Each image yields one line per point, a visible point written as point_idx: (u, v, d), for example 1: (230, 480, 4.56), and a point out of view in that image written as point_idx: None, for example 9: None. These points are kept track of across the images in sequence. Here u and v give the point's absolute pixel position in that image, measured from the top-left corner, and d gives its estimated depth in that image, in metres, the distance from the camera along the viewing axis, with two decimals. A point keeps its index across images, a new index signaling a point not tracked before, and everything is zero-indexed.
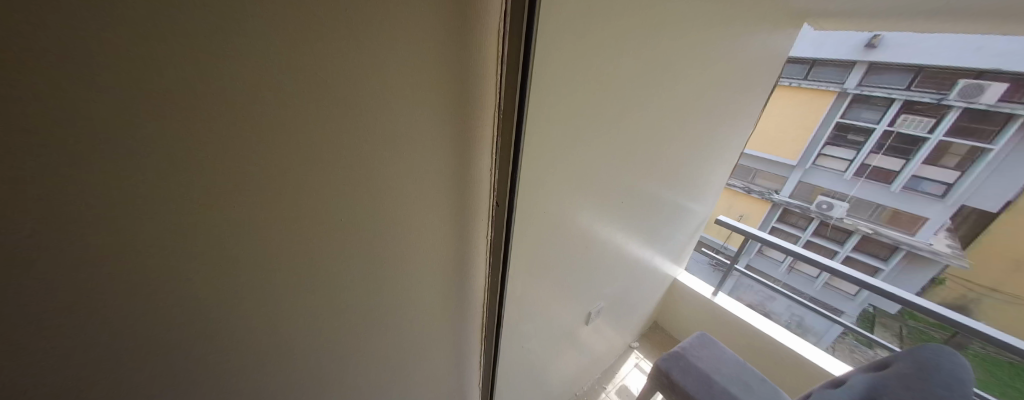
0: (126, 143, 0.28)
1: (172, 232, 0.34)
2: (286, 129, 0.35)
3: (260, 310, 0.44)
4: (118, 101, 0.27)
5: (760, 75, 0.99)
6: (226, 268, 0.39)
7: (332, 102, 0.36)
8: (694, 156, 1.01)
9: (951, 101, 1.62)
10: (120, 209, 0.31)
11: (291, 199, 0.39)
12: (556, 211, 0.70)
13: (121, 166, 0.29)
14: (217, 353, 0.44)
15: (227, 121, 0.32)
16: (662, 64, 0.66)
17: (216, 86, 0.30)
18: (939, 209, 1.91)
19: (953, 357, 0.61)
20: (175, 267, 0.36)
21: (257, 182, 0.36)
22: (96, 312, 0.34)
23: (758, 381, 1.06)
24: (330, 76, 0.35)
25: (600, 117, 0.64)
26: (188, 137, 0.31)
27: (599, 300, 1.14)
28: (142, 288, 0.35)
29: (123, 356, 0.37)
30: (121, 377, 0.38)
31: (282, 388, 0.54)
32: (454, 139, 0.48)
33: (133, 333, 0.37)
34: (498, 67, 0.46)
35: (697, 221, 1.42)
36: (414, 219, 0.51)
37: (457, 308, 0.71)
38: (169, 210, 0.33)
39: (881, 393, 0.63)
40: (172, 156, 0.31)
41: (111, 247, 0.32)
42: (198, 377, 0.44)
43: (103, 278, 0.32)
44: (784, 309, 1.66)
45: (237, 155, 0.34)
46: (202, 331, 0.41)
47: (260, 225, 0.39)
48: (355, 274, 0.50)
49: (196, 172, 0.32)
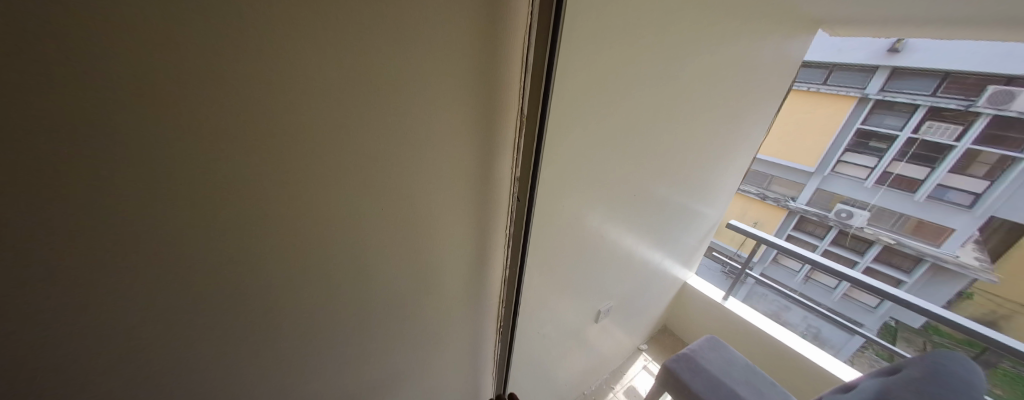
0: (198, 132, 0.34)
1: (221, 209, 0.38)
2: (323, 125, 0.39)
3: (289, 290, 0.48)
4: (191, 90, 0.32)
5: (775, 79, 0.99)
6: (262, 248, 0.43)
7: (372, 102, 0.41)
8: (708, 157, 1.02)
9: (979, 108, 1.57)
10: (188, 183, 0.35)
11: (328, 191, 0.44)
12: (572, 210, 0.73)
13: (185, 147, 0.34)
14: (245, 326, 0.48)
15: (273, 112, 0.36)
16: (671, 68, 0.68)
17: (265, 83, 0.34)
18: (966, 220, 1.80)
19: (969, 367, 0.61)
20: (222, 244, 0.40)
21: (295, 173, 0.40)
22: (153, 275, 0.38)
23: (767, 384, 1.06)
24: (367, 78, 0.39)
25: (613, 121, 0.66)
26: (244, 129, 0.35)
27: (609, 299, 1.15)
28: (192, 259, 0.40)
29: (168, 322, 0.42)
30: (166, 341, 0.43)
31: (303, 368, 0.57)
32: (479, 138, 0.51)
33: (178, 301, 0.41)
34: (522, 72, 0.49)
35: (709, 225, 1.42)
36: (441, 212, 0.55)
37: (474, 298, 0.74)
38: (221, 187, 0.37)
39: (889, 391, 0.64)
40: (230, 142, 0.35)
41: (172, 219, 0.36)
42: (230, 349, 0.48)
43: (161, 246, 0.37)
44: (800, 320, 1.61)
45: (276, 145, 0.38)
46: (235, 304, 0.45)
47: (295, 212, 0.43)
48: (384, 261, 0.55)
49: (246, 154, 0.37)
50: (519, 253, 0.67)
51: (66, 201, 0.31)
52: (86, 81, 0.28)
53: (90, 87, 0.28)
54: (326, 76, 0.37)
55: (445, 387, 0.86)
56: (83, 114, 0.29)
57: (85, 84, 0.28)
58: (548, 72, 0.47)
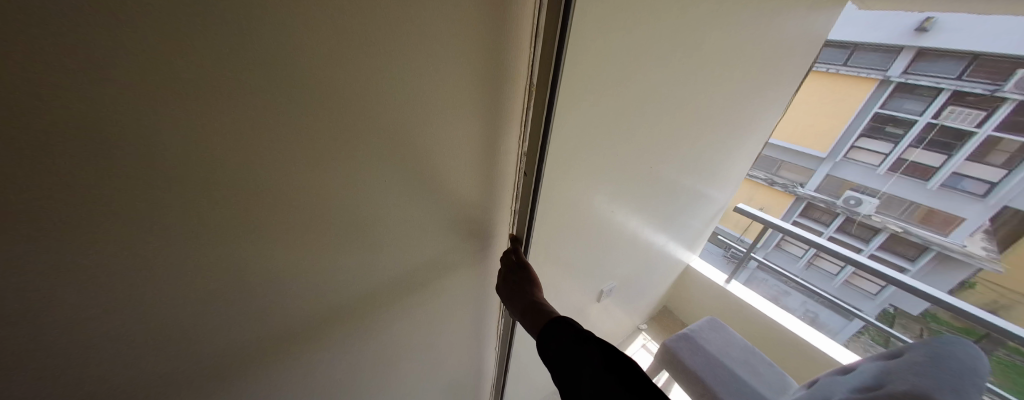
0: (191, 100, 0.32)
1: (216, 183, 0.38)
2: (318, 94, 0.38)
3: (286, 268, 0.48)
4: (182, 57, 0.30)
5: (797, 56, 0.94)
6: (259, 223, 0.43)
7: (369, 70, 0.39)
8: (720, 138, 1.00)
9: (1006, 93, 1.45)
10: (185, 154, 0.35)
11: (326, 163, 0.43)
12: (577, 188, 0.72)
13: (179, 105, 0.32)
14: (241, 304, 0.47)
15: (269, 76, 0.34)
16: (688, 41, 0.64)
17: (254, 49, 0.33)
18: (978, 209, 1.67)
19: (971, 351, 0.61)
20: (217, 218, 0.40)
21: (288, 146, 0.39)
22: (154, 249, 0.38)
23: (765, 365, 1.08)
24: (365, 45, 0.37)
25: (621, 97, 0.63)
26: (236, 99, 0.34)
27: (612, 280, 1.16)
28: (188, 228, 0.39)
29: (169, 297, 0.42)
30: (163, 317, 0.43)
31: (303, 346, 0.57)
32: (487, 109, 0.50)
33: (176, 272, 0.41)
34: (532, 37, 0.47)
35: (716, 208, 1.41)
36: (449, 185, 0.54)
37: (479, 273, 0.74)
38: (218, 153, 0.36)
39: (892, 374, 0.64)
40: (228, 103, 0.34)
41: (169, 184, 0.35)
42: (232, 325, 0.48)
43: (163, 212, 0.37)
44: (799, 304, 1.65)
45: (271, 115, 0.36)
46: (232, 281, 0.45)
47: (290, 186, 0.42)
48: (388, 236, 0.54)
49: (239, 116, 0.35)
50: (524, 230, 0.67)
51: (59, 161, 0.30)
52: (67, 29, 0.26)
53: (74, 43, 0.27)
54: (321, 45, 0.35)
55: (449, 360, 0.88)
56: (67, 71, 0.28)
57: (72, 48, 0.27)
58: (562, 37, 0.44)
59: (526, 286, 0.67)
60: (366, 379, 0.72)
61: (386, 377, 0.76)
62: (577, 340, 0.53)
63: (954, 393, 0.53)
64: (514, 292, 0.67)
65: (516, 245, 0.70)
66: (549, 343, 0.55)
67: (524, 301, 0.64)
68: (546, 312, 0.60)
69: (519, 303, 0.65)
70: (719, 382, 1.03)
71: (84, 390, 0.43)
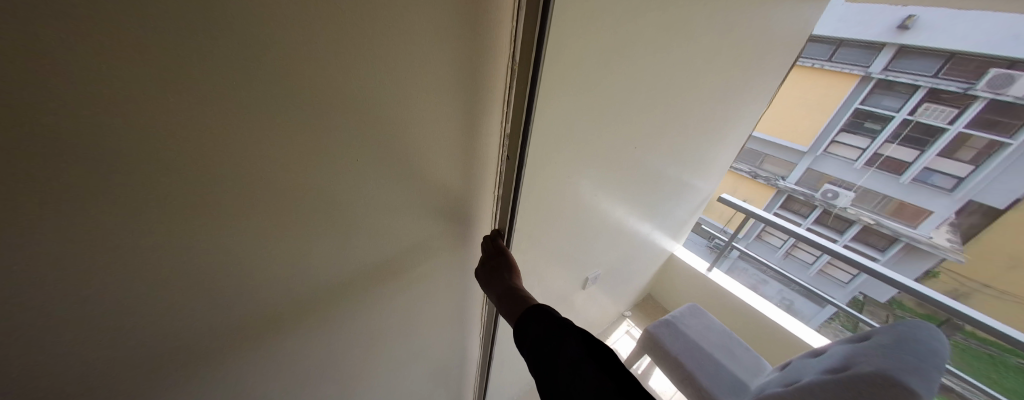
0: (138, 76, 0.30)
1: (166, 167, 0.35)
2: (282, 74, 0.35)
3: (250, 258, 0.46)
4: (124, 30, 0.28)
5: (783, 47, 0.94)
6: (218, 211, 0.40)
7: (335, 46, 0.36)
8: (706, 127, 1.00)
9: (978, 92, 1.50)
10: (130, 135, 0.32)
11: (291, 147, 0.40)
12: (562, 176, 0.72)
13: (125, 70, 0.30)
14: (201, 298, 0.44)
15: (230, 44, 0.32)
16: (677, 28, 0.63)
17: (202, 21, 0.30)
18: (946, 202, 1.72)
19: (932, 333, 0.65)
20: (171, 206, 0.37)
21: (250, 129, 0.37)
22: (101, 238, 0.36)
23: (741, 348, 1.12)
24: (330, 19, 0.35)
25: (606, 86, 0.62)
26: (186, 75, 0.32)
27: (596, 267, 1.18)
28: (142, 211, 0.36)
29: (119, 290, 0.39)
30: (114, 310, 0.40)
31: (273, 336, 0.55)
32: (467, 87, 0.48)
33: (129, 261, 0.38)
34: (514, 13, 0.45)
35: (700, 198, 1.43)
36: (427, 167, 0.53)
37: (461, 259, 0.73)
38: (171, 127, 0.33)
39: (858, 356, 0.67)
40: (180, 70, 0.31)
41: (115, 159, 0.33)
42: (196, 316, 0.45)
43: (110, 191, 0.34)
44: (776, 292, 1.71)
45: (229, 95, 0.34)
46: (186, 274, 0.42)
47: (253, 170, 0.39)
48: (364, 221, 0.53)
49: (193, 86, 0.32)
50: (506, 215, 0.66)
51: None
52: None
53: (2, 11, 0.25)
54: (283, 21, 0.33)
55: (433, 345, 0.88)
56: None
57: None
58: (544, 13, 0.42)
59: (503, 273, 0.67)
60: (347, 366, 0.71)
61: (366, 364, 0.75)
62: (554, 329, 0.53)
63: (917, 375, 0.55)
64: (491, 277, 0.67)
65: (498, 233, 0.70)
66: (528, 330, 0.55)
67: (500, 287, 0.64)
68: (524, 301, 0.60)
69: (496, 288, 0.65)
70: (697, 367, 1.06)
71: (33, 387, 0.40)
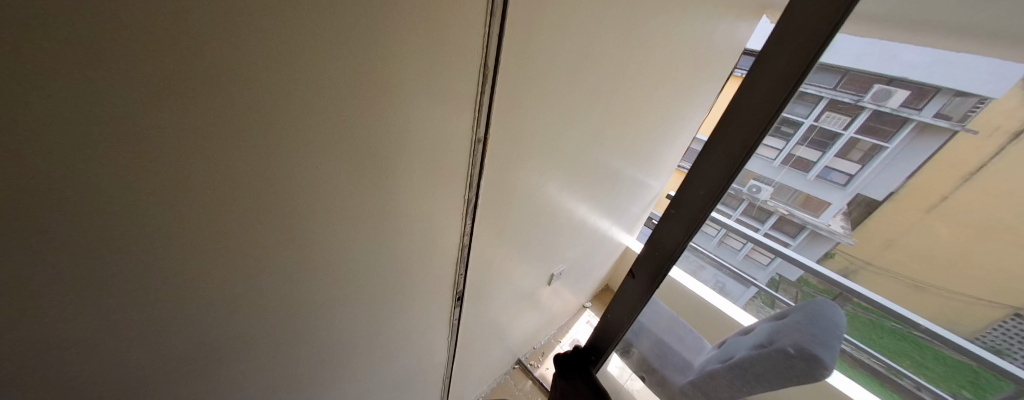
0: (106, 105, 0.28)
1: (130, 193, 0.33)
2: (251, 87, 0.33)
3: (212, 276, 0.43)
4: (86, 59, 0.26)
5: (721, 61, 1.05)
6: (183, 231, 0.37)
7: (306, 54, 0.35)
8: (659, 131, 1.09)
9: None
10: (94, 164, 0.30)
11: (262, 162, 0.38)
12: (529, 176, 0.75)
13: (84, 84, 0.27)
14: (156, 320, 0.41)
15: (197, 61, 0.30)
16: (633, 40, 0.68)
17: (170, 44, 0.28)
18: None
19: (830, 307, 0.78)
20: (132, 231, 0.35)
21: (219, 147, 0.35)
22: (50, 270, 0.32)
23: (686, 330, 1.24)
24: (301, 30, 0.33)
25: (569, 93, 0.66)
26: (159, 100, 0.30)
27: (561, 263, 1.23)
28: (99, 240, 0.33)
29: (64, 320, 0.36)
30: (58, 341, 0.36)
31: (238, 352, 0.53)
32: (441, 97, 0.48)
33: (79, 289, 0.35)
34: (486, 27, 0.45)
35: (652, 196, 1.55)
36: (399, 173, 0.52)
37: (432, 263, 0.73)
38: (133, 138, 0.30)
39: (778, 333, 0.78)
40: (126, 69, 0.27)
41: (60, 174, 0.29)
42: (152, 333, 0.42)
43: (51, 208, 0.30)
44: (711, 276, 1.99)
45: (200, 115, 0.32)
46: (139, 297, 0.39)
47: (222, 187, 0.37)
48: (339, 230, 0.51)
49: (135, 86, 0.28)
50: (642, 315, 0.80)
51: None
52: None
53: None
54: (252, 34, 0.31)
55: (403, 351, 0.86)
56: None
57: None
58: None
59: None
60: (314, 378, 0.68)
61: (332, 376, 0.72)
62: None
63: (823, 348, 0.66)
64: None
65: None
66: None
67: None
68: None
69: None
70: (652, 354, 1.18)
71: None
